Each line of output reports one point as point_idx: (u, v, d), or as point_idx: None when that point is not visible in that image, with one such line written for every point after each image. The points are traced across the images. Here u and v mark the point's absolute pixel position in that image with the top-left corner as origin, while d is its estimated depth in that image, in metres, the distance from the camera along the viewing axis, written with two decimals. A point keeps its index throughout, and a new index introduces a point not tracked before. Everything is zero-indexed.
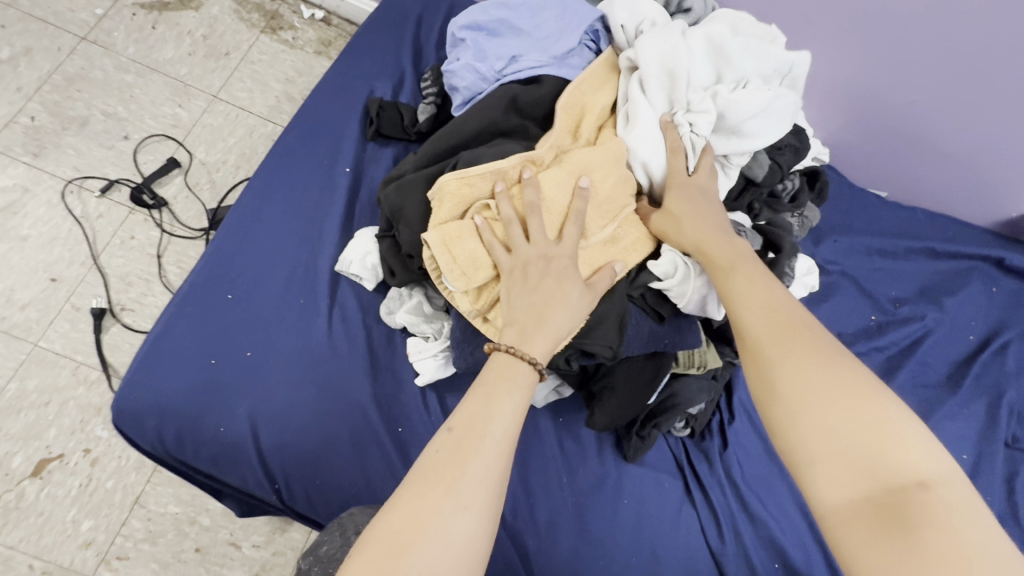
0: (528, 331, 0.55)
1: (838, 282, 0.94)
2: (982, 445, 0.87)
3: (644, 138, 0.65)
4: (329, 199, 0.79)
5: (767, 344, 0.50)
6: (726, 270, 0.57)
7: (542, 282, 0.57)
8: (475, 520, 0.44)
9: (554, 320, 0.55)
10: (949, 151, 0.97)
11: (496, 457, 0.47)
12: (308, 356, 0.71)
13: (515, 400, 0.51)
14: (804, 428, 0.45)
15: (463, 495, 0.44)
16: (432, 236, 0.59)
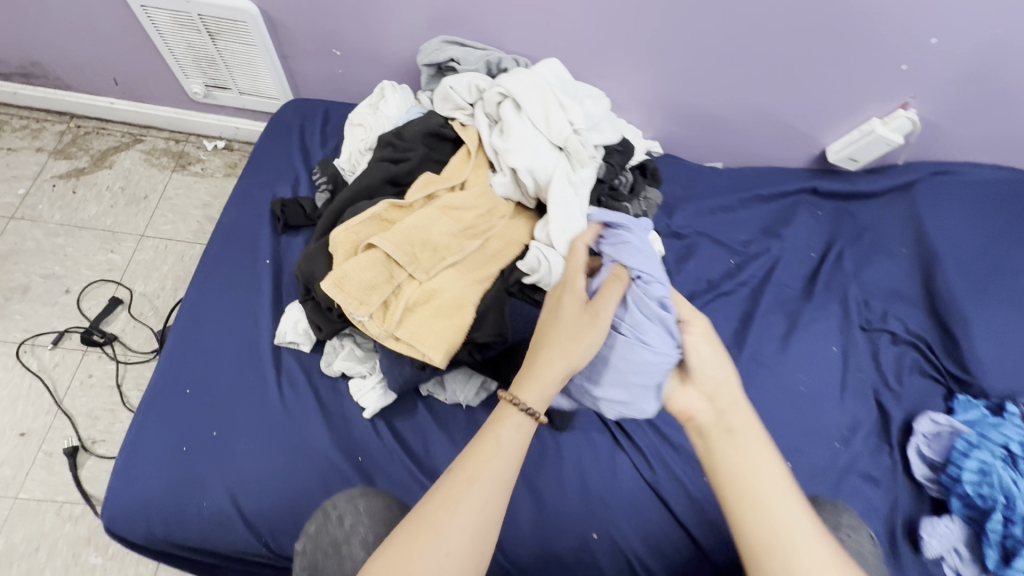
0: (526, 380, 0.62)
1: (696, 241, 1.14)
2: (842, 336, 1.07)
3: (521, 154, 0.80)
4: (257, 289, 0.93)
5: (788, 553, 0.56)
6: (726, 434, 0.63)
7: (560, 329, 0.63)
8: (454, 558, 0.54)
9: (553, 369, 0.61)
10: (744, 116, 1.21)
11: (479, 507, 0.57)
12: (267, 420, 0.82)
13: (513, 450, 0.60)
14: None
15: (447, 539, 0.55)
16: (327, 283, 0.71)
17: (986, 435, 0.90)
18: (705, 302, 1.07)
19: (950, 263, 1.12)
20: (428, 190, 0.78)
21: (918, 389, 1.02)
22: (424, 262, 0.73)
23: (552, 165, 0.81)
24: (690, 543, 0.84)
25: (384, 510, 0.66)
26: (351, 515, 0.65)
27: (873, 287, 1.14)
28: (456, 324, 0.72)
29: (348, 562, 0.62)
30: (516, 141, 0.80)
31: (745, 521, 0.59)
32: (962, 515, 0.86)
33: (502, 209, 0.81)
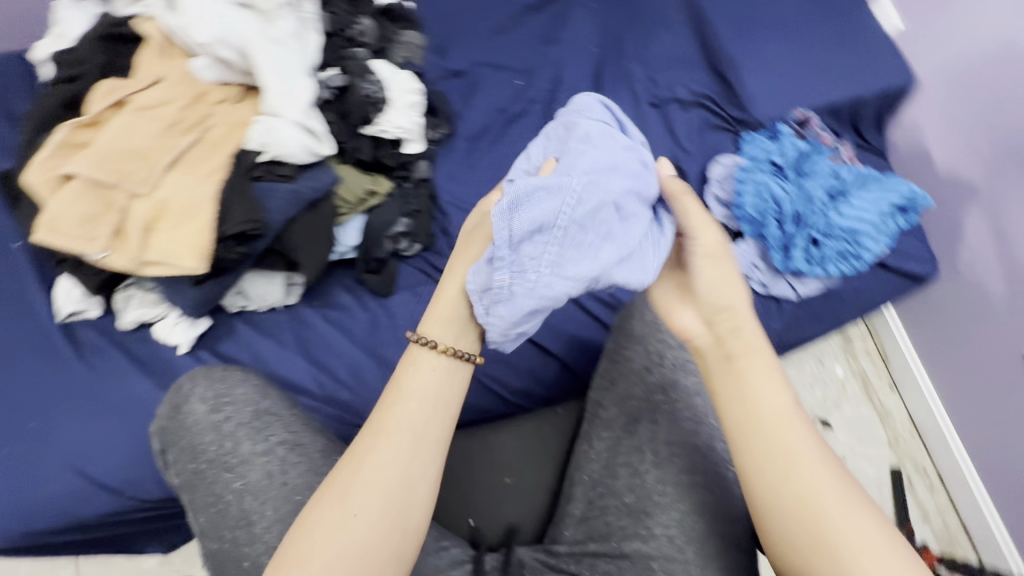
0: (433, 320, 0.61)
1: (479, 72, 1.10)
2: (637, 117, 1.10)
3: (201, 16, 0.71)
4: (17, 274, 0.85)
5: (793, 454, 0.54)
6: (727, 360, 0.58)
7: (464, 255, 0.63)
8: (360, 522, 0.53)
9: (452, 305, 0.61)
10: None
11: (387, 464, 0.56)
12: (81, 392, 0.80)
13: (427, 395, 0.59)
14: (782, 522, 0.53)
15: (353, 503, 0.54)
16: (38, 234, 0.65)
17: (753, 158, 0.99)
18: (500, 130, 1.06)
19: (716, 15, 1.15)
20: (115, 96, 0.70)
21: (710, 143, 1.09)
22: (140, 173, 0.68)
23: (243, 21, 0.73)
24: (531, 345, 0.92)
25: (222, 371, 0.72)
26: (186, 382, 0.70)
27: (657, 62, 1.15)
28: (201, 221, 0.69)
29: (188, 417, 0.68)
30: (192, 6, 0.72)
31: (745, 444, 0.55)
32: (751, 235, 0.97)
33: (215, 95, 0.75)
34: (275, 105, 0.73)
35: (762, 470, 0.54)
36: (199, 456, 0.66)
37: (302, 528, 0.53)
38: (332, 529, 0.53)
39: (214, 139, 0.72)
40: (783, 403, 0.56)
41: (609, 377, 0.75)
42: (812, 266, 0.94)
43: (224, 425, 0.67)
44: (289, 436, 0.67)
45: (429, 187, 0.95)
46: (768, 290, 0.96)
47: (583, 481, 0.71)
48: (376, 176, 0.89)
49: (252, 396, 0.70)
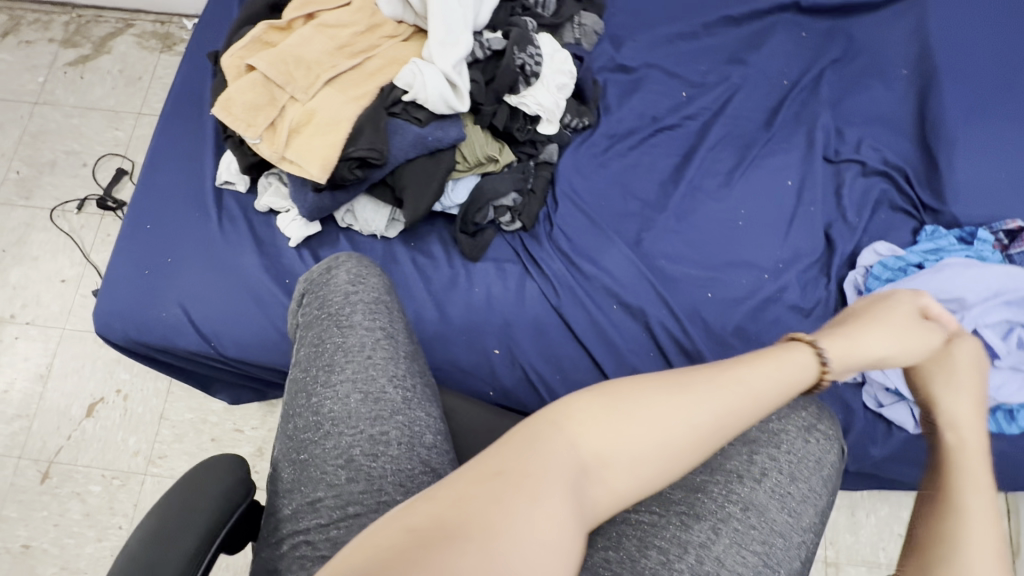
0: (835, 339, 0.60)
1: (646, 74, 1.05)
2: (803, 168, 0.97)
3: None
4: (202, 139, 1.01)
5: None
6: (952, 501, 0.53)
7: (875, 313, 0.66)
8: (621, 453, 0.45)
9: (861, 332, 0.62)
10: None
11: (707, 416, 0.48)
12: (210, 249, 0.94)
13: (775, 375, 0.53)
14: None
15: (626, 431, 0.46)
16: (216, 110, 0.76)
17: (912, 255, 0.86)
18: (644, 137, 1.01)
19: (948, 82, 0.97)
20: (306, 11, 0.79)
21: (880, 222, 0.93)
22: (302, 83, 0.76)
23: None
24: (590, 359, 0.88)
25: (370, 262, 0.73)
26: (342, 258, 0.72)
27: (851, 115, 1.00)
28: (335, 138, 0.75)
29: (331, 278, 0.70)
30: None
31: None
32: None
33: (389, 30, 0.81)
34: (432, 55, 0.77)
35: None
36: (320, 302, 0.68)
37: (609, 410, 0.46)
38: (635, 433, 0.46)
39: (371, 70, 0.79)
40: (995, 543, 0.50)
41: (782, 486, 0.61)
42: None
43: (354, 296, 0.68)
44: (390, 326, 0.67)
45: (550, 171, 0.95)
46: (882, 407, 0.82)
47: (660, 542, 0.57)
48: (502, 146, 0.90)
49: (383, 287, 0.71)
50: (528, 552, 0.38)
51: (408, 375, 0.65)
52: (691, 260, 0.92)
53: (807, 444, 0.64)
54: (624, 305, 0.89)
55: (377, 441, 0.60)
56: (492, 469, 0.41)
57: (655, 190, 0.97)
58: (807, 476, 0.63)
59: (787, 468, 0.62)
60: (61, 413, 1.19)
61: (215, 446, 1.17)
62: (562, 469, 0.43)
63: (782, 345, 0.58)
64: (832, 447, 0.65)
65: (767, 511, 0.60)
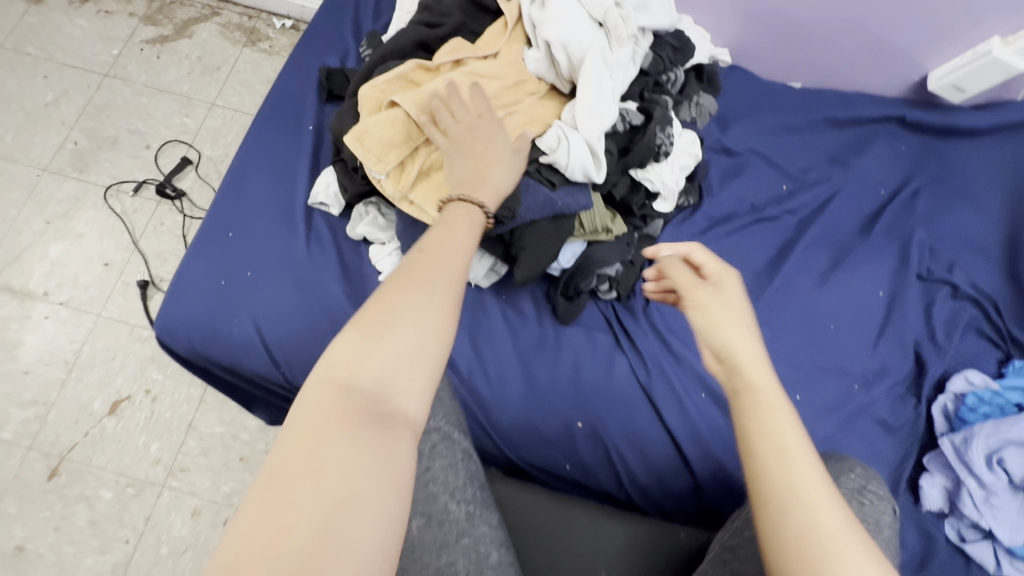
0: (473, 186, 0.66)
1: (749, 160, 1.05)
2: (896, 281, 0.97)
3: (556, 23, 0.77)
4: (299, 152, 0.98)
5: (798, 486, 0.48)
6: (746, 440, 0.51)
7: (476, 148, 0.69)
8: (388, 356, 0.48)
9: (493, 174, 0.68)
10: (825, 31, 1.09)
11: (431, 301, 0.51)
12: (293, 269, 0.90)
13: (457, 254, 0.57)
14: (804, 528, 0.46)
15: (371, 340, 0.49)
16: (349, 139, 0.74)
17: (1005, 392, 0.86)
18: (743, 224, 1.00)
19: None
20: (454, 58, 0.78)
21: (968, 349, 0.93)
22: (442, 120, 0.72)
23: (589, 39, 0.78)
24: (673, 446, 0.85)
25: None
26: None
27: (945, 236, 1.01)
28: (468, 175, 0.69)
29: None
30: (552, 13, 0.77)
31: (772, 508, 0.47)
32: (1011, 482, 0.78)
33: (532, 87, 0.80)
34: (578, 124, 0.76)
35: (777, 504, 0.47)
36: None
37: (361, 337, 0.49)
38: (383, 346, 0.48)
39: (512, 126, 0.78)
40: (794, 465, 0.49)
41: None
42: None
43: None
44: (442, 427, 0.65)
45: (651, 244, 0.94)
46: (967, 544, 0.80)
47: None
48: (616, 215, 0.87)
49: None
50: (355, 504, 0.42)
51: (466, 485, 0.63)
52: (782, 358, 0.91)
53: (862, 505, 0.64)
54: (712, 395, 0.87)
55: (444, 573, 0.58)
56: (297, 448, 0.44)
57: (750, 280, 0.96)
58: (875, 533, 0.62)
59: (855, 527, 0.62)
60: (82, 406, 1.11)
61: (243, 466, 1.10)
62: (338, 403, 0.46)
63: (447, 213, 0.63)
64: (886, 510, 0.65)
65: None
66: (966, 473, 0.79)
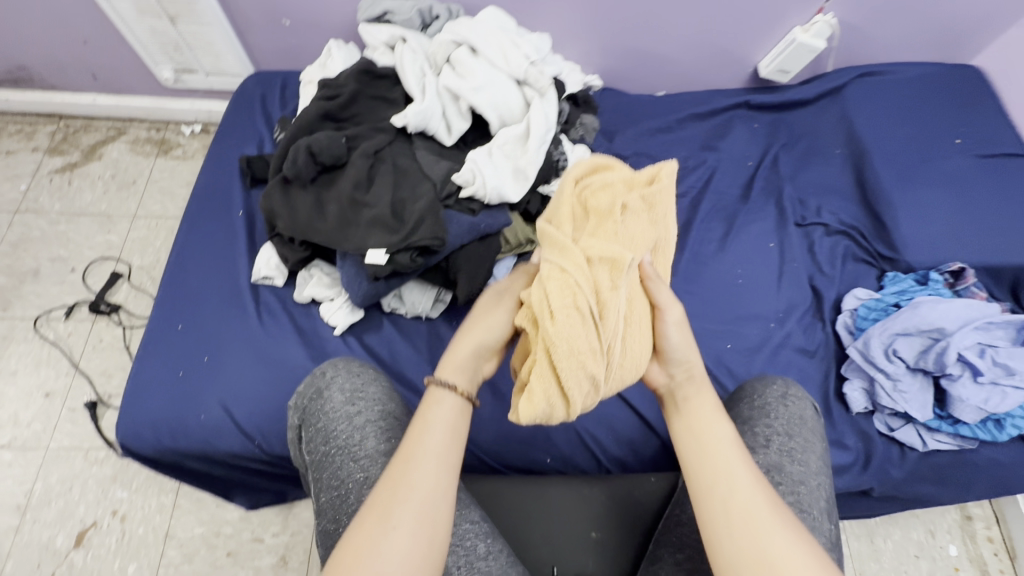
0: (451, 363, 0.66)
1: (637, 161, 1.21)
2: (781, 231, 1.14)
3: (484, 94, 0.89)
4: (235, 237, 1.04)
5: (743, 483, 0.58)
6: (677, 403, 0.68)
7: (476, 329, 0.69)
8: (394, 543, 0.53)
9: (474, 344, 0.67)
10: (669, 48, 1.30)
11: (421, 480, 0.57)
12: (250, 345, 0.94)
13: (437, 431, 0.61)
14: (766, 532, 0.54)
15: (384, 518, 0.55)
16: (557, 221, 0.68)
17: (884, 297, 1.01)
18: None
19: (879, 156, 1.17)
20: (550, 384, 0.62)
21: (850, 273, 1.10)
22: (568, 361, 0.61)
23: (515, 98, 0.91)
24: (636, 417, 0.94)
25: (358, 367, 0.81)
26: (330, 370, 0.79)
27: (809, 187, 1.20)
28: (501, 323, 0.70)
29: (327, 402, 0.76)
30: (478, 83, 0.89)
31: (707, 496, 0.59)
32: (909, 367, 0.90)
33: (640, 350, 0.68)
34: (525, 166, 0.88)
35: (717, 495, 0.58)
36: (321, 425, 0.75)
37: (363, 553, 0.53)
38: (389, 539, 0.53)
39: (627, 322, 0.66)
40: (733, 459, 0.60)
41: (786, 444, 0.75)
42: (947, 418, 0.90)
43: (356, 417, 0.74)
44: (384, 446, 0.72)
45: None
46: (894, 431, 0.92)
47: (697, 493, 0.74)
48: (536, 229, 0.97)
49: (381, 396, 0.78)
50: None
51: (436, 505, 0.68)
52: (707, 316, 1.04)
53: (787, 407, 0.80)
54: None
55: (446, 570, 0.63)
56: None
57: None
58: (798, 432, 0.77)
59: (781, 430, 0.77)
60: (43, 547, 1.05)
61: (232, 561, 1.07)
62: None
63: (427, 398, 0.64)
64: (806, 406, 0.82)
65: (784, 467, 0.72)
66: (876, 371, 0.92)
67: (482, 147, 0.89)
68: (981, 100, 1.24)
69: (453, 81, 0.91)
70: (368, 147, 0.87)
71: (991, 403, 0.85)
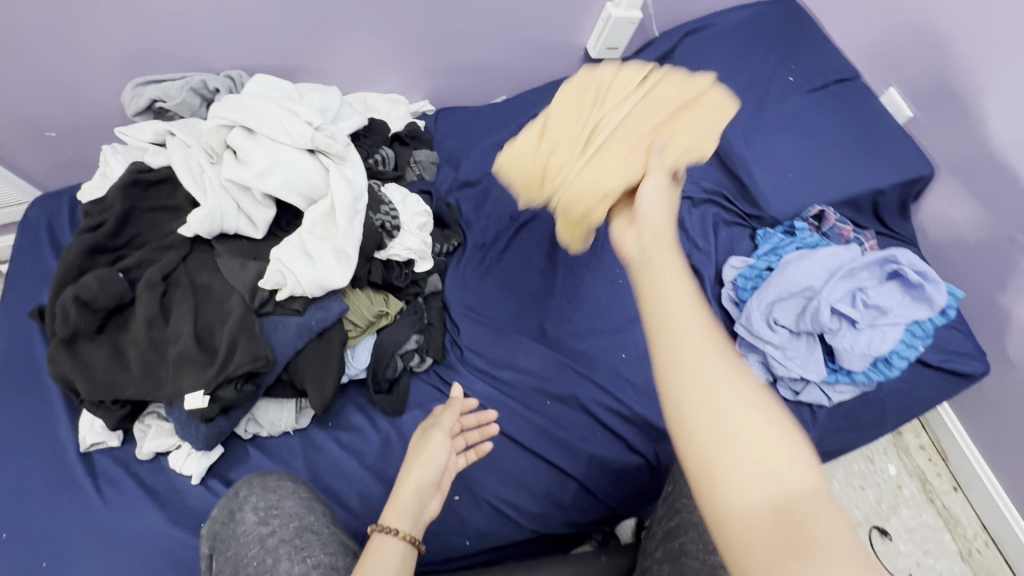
0: (391, 506, 0.65)
1: (491, 180, 1.13)
2: None
3: (271, 177, 0.78)
4: (50, 405, 0.89)
5: (696, 339, 0.45)
6: (641, 265, 0.53)
7: (412, 454, 0.71)
8: None
9: (414, 479, 0.68)
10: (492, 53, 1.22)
11: None
12: (95, 528, 0.80)
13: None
14: (746, 435, 0.42)
15: None
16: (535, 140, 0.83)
17: (758, 262, 0.99)
18: (511, 238, 1.06)
19: None
20: (557, 172, 0.76)
21: (724, 240, 1.07)
22: (552, 122, 0.79)
23: (308, 171, 0.80)
24: (548, 465, 0.87)
25: (275, 481, 0.71)
26: (243, 489, 0.69)
27: None
28: (437, 460, 0.70)
29: (238, 526, 0.66)
30: (259, 166, 0.78)
31: (681, 396, 0.44)
32: (792, 332, 0.88)
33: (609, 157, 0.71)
34: (344, 247, 0.78)
35: (686, 403, 0.44)
36: (231, 556, 0.64)
37: None
38: None
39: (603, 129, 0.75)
40: (697, 312, 0.47)
41: None
42: (840, 369, 0.89)
43: (269, 540, 0.63)
44: (302, 566, 0.61)
45: (440, 299, 0.97)
46: (800, 395, 0.90)
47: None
48: (387, 297, 0.91)
49: (300, 512, 0.68)
50: None
51: None
52: (595, 329, 0.98)
53: None
54: (556, 398, 0.91)
55: None
56: None
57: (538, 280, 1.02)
58: None
59: None
60: None
61: None
62: None
63: (367, 545, 0.61)
64: None
65: None
66: (764, 343, 0.89)
67: (290, 239, 0.78)
68: (802, 30, 1.24)
69: (231, 169, 0.79)
70: (153, 275, 0.75)
71: (871, 348, 0.84)
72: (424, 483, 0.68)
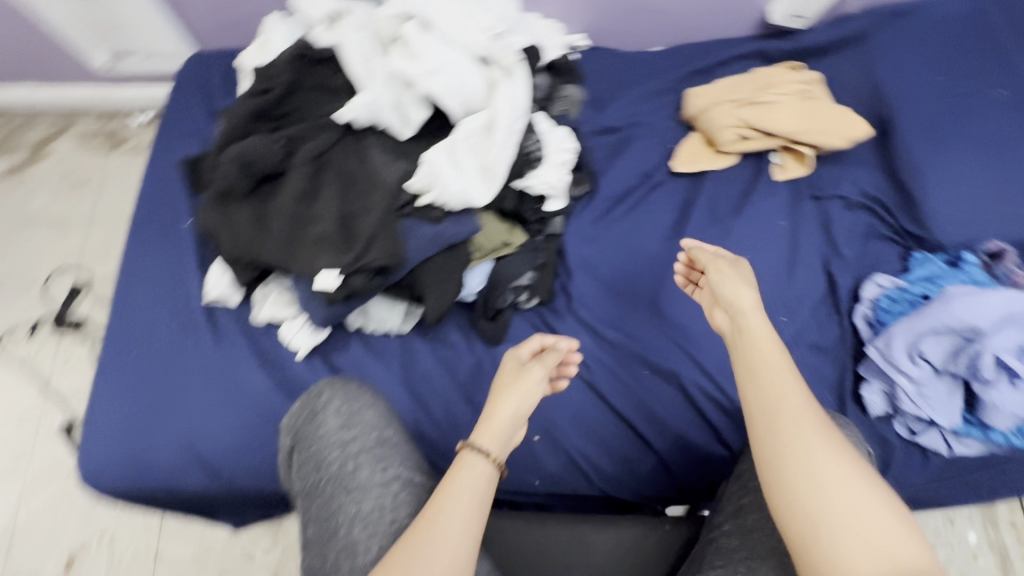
0: (478, 427, 0.64)
1: (633, 132, 1.07)
2: (795, 205, 1.00)
3: (438, 76, 0.76)
4: (183, 251, 0.94)
5: (794, 423, 0.53)
6: (736, 341, 0.61)
7: (504, 380, 0.68)
8: None
9: (503, 408, 0.65)
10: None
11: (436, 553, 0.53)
12: (208, 372, 0.86)
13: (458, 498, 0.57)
14: (841, 501, 0.48)
15: None
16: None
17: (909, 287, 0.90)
18: (641, 196, 1.01)
19: (907, 113, 1.01)
20: None
21: (872, 252, 0.97)
22: None
23: (475, 79, 0.78)
24: (632, 433, 0.86)
25: (356, 389, 0.75)
26: (326, 392, 0.74)
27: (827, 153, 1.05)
28: (534, 395, 0.67)
29: (321, 426, 0.71)
30: (430, 63, 0.76)
31: (775, 469, 0.52)
32: (935, 369, 0.81)
33: None
34: (493, 164, 0.76)
35: (784, 473, 0.51)
36: (315, 452, 0.70)
37: None
38: None
39: None
40: (789, 394, 0.55)
41: None
42: (975, 421, 0.82)
43: (350, 445, 0.69)
44: (382, 474, 0.67)
45: (558, 242, 0.94)
46: (917, 436, 0.84)
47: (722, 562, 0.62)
48: (513, 228, 0.89)
49: (379, 421, 0.72)
50: None
51: None
52: None
53: None
54: (655, 370, 0.88)
55: None
56: None
57: (662, 247, 0.96)
58: None
59: None
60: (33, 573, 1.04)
61: None
62: None
63: (452, 464, 0.61)
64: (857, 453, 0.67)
65: None
66: (897, 373, 0.82)
67: (442, 144, 0.76)
68: None
69: (402, 59, 0.78)
70: (308, 151, 0.76)
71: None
72: (515, 412, 0.66)
